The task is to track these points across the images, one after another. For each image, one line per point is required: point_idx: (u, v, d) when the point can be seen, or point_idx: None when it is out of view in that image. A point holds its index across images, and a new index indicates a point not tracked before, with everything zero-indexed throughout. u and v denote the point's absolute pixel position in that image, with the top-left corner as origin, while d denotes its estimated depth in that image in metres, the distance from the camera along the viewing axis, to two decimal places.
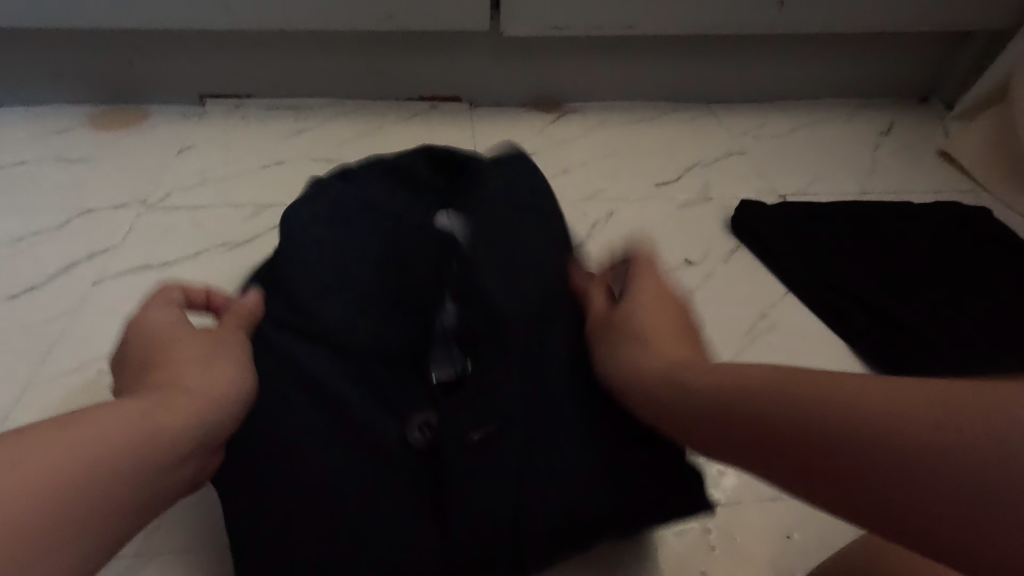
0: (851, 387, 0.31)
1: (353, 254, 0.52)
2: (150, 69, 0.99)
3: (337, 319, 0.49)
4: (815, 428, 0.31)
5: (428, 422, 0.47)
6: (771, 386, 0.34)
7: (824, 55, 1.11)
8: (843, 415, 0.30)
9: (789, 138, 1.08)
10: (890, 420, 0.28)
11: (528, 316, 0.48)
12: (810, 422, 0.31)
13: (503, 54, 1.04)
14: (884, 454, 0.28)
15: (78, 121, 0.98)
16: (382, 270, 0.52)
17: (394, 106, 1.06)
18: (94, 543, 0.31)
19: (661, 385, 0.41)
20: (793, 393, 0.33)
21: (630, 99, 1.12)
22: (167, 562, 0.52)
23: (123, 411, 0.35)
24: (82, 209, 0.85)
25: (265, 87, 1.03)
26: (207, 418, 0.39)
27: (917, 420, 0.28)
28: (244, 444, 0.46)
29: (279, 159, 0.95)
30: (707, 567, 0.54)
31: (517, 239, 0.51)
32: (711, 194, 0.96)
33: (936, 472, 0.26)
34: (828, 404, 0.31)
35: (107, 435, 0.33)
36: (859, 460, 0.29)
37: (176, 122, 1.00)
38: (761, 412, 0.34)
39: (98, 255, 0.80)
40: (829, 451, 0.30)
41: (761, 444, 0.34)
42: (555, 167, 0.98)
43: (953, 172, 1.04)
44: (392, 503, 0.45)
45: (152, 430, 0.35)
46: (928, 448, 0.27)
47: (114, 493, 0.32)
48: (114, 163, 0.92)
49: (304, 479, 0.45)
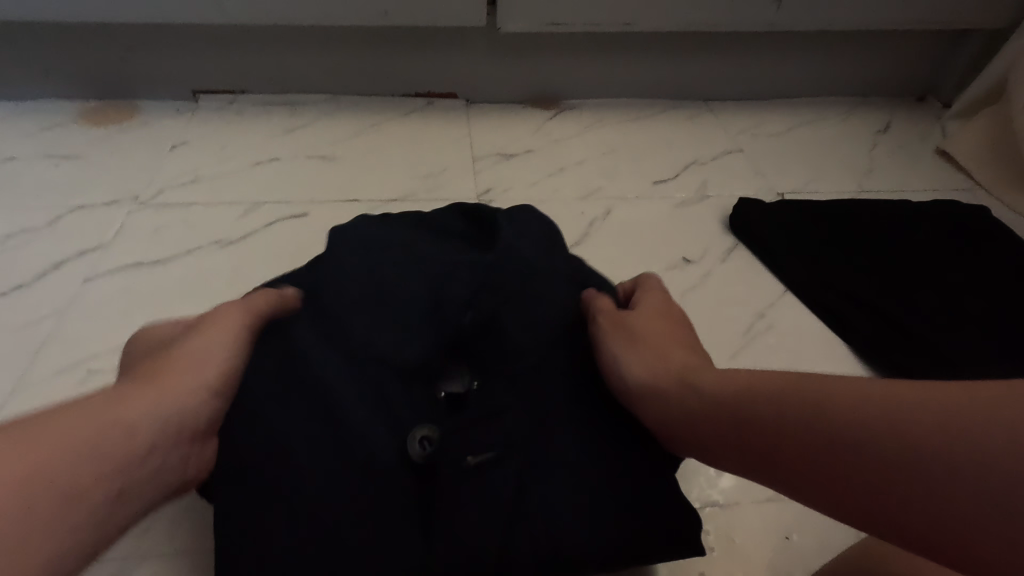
0: (867, 395, 0.33)
1: (376, 255, 0.50)
2: (142, 64, 0.98)
3: (349, 325, 0.47)
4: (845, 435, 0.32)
5: (432, 435, 0.44)
6: (794, 395, 0.36)
7: (822, 53, 1.11)
8: (877, 427, 0.31)
9: (787, 136, 1.08)
10: (907, 429, 0.30)
11: (543, 333, 0.49)
12: (832, 429, 0.33)
13: (500, 50, 1.03)
14: (903, 462, 0.30)
15: (69, 117, 0.97)
16: (404, 270, 0.49)
17: (390, 103, 1.05)
18: (78, 518, 0.34)
19: (687, 402, 0.43)
20: (812, 404, 0.34)
21: (628, 96, 1.11)
22: (160, 565, 0.52)
23: (95, 405, 0.39)
24: (72, 206, 0.84)
25: (259, 83, 1.02)
26: (161, 407, 0.42)
27: (950, 436, 0.29)
28: (234, 446, 0.44)
29: (273, 156, 0.94)
30: (705, 570, 0.54)
31: (540, 257, 0.52)
32: (709, 192, 0.95)
33: (967, 490, 0.27)
34: (844, 414, 0.33)
35: (77, 423, 0.36)
36: (885, 467, 0.30)
37: (169, 118, 0.99)
38: (782, 420, 0.36)
39: (89, 253, 0.79)
40: (847, 458, 0.32)
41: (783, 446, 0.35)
42: (552, 165, 0.97)
43: (950, 171, 1.04)
44: (376, 518, 0.43)
45: (119, 417, 0.39)
46: (945, 453, 0.28)
47: (88, 474, 0.35)
48: (106, 160, 0.90)
49: (299, 487, 0.43)
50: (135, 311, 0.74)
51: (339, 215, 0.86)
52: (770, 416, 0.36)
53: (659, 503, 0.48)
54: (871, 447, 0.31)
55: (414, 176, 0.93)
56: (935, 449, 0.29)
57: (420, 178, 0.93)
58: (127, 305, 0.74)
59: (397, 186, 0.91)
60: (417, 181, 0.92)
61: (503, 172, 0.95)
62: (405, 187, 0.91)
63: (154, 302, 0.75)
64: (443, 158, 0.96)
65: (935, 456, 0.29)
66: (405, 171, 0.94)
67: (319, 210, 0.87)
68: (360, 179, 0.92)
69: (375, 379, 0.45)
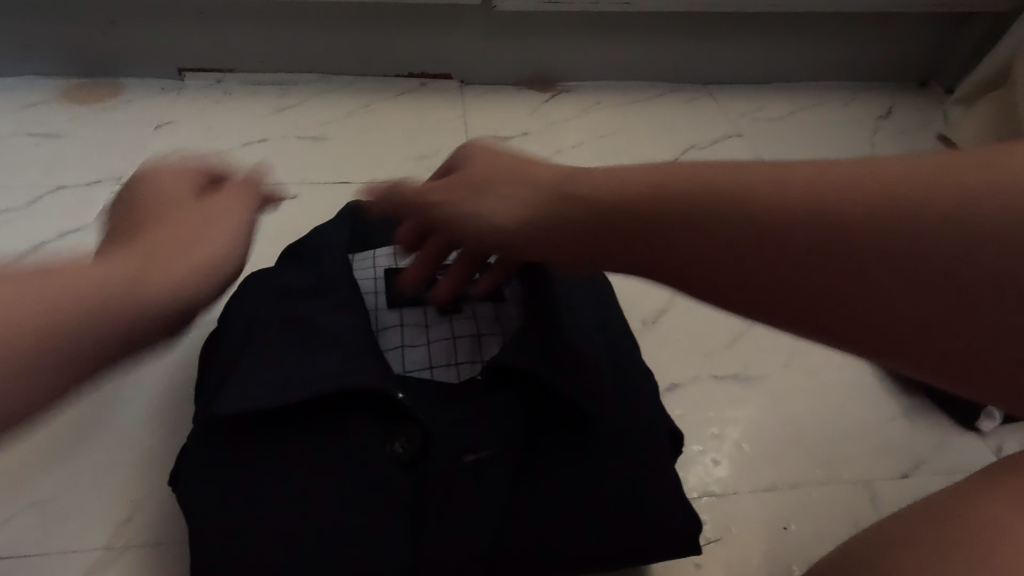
0: (821, 211, 0.29)
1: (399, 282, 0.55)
2: (125, 40, 0.95)
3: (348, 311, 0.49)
4: (799, 243, 0.29)
5: (415, 436, 0.43)
6: (725, 190, 0.32)
7: (825, 34, 1.09)
8: (822, 238, 0.29)
9: (788, 121, 1.06)
10: (890, 223, 0.28)
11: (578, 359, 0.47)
12: (778, 242, 0.30)
13: (497, 29, 1.00)
14: (899, 269, 0.27)
15: (49, 95, 0.94)
16: (423, 304, 0.53)
17: (383, 83, 1.02)
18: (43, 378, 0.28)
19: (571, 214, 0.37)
20: (748, 215, 0.31)
21: (626, 79, 1.09)
22: (141, 554, 0.50)
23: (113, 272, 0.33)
24: (53, 186, 0.82)
25: (247, 61, 0.99)
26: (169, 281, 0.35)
27: (904, 205, 0.28)
28: (218, 463, 0.43)
29: (262, 136, 0.91)
30: (701, 560, 0.53)
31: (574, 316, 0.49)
32: (709, 176, 0.94)
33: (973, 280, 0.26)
34: (806, 218, 0.29)
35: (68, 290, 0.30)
36: (880, 281, 0.28)
37: (154, 96, 0.96)
38: (724, 246, 0.32)
39: (72, 234, 0.77)
40: (848, 279, 0.28)
41: (740, 281, 0.32)
42: (548, 148, 0.95)
43: (952, 157, 1.03)
44: (369, 512, 0.42)
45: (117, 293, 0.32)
46: (944, 253, 0.27)
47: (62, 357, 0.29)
48: (88, 139, 0.88)
49: (286, 490, 0.42)
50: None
51: (328, 197, 0.84)
52: (714, 223, 0.32)
53: (659, 499, 0.45)
54: (865, 259, 0.28)
55: (408, 158, 0.90)
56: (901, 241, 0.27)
57: (413, 160, 0.90)
58: None
59: (389, 167, 0.89)
60: (411, 162, 0.90)
61: None
62: (397, 170, 0.89)
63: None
64: (438, 140, 0.94)
65: (898, 245, 0.27)
66: (398, 151, 0.91)
67: (309, 192, 0.84)
68: (351, 161, 0.89)
69: (376, 372, 0.44)
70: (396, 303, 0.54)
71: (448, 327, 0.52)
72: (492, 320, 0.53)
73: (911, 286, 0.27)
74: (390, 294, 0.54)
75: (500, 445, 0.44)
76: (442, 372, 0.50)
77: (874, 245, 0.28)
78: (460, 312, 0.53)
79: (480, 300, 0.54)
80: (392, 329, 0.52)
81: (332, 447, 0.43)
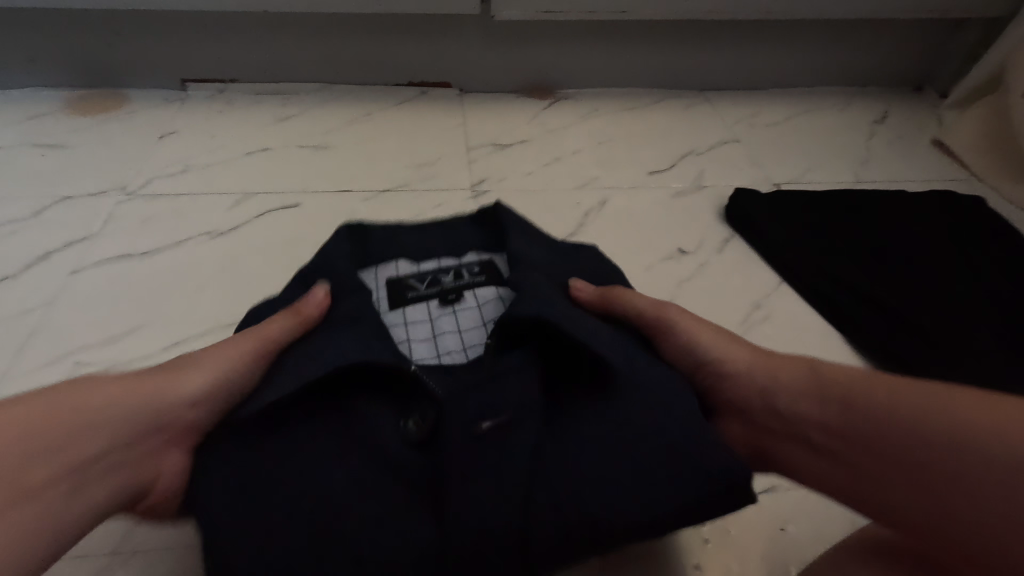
0: (900, 401, 0.39)
1: (398, 283, 0.58)
2: (129, 53, 0.96)
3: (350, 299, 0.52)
4: (872, 428, 0.39)
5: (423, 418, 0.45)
6: (846, 394, 0.42)
7: (820, 41, 1.10)
8: (891, 421, 0.38)
9: (784, 126, 1.07)
10: (949, 439, 0.36)
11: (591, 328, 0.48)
12: (875, 420, 0.39)
13: (496, 38, 1.01)
14: (958, 483, 0.35)
15: (54, 107, 0.95)
16: (423, 303, 0.56)
17: (384, 92, 1.04)
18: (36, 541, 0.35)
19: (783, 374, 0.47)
20: (871, 401, 0.40)
21: (624, 86, 1.10)
22: (148, 560, 0.51)
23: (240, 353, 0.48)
24: (60, 196, 0.83)
25: (248, 71, 1.00)
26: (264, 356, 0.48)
27: (955, 420, 0.36)
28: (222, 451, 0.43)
29: (264, 145, 0.92)
30: (701, 563, 0.53)
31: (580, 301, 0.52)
32: (706, 182, 0.95)
33: (983, 497, 0.34)
34: (908, 420, 0.38)
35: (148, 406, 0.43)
36: (950, 467, 0.35)
37: (157, 107, 0.97)
38: (866, 420, 0.40)
39: (77, 244, 0.78)
40: (910, 456, 0.37)
41: (860, 444, 0.40)
42: (547, 155, 0.96)
43: (947, 161, 1.04)
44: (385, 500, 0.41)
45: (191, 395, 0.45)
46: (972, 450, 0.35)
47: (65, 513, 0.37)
48: (93, 149, 0.89)
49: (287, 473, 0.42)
50: (127, 320, 0.71)
51: (331, 205, 0.85)
52: (813, 408, 0.43)
53: (691, 459, 0.42)
54: (930, 463, 0.36)
55: (408, 165, 0.92)
56: (963, 440, 0.35)
57: (413, 167, 0.91)
58: (124, 302, 0.73)
59: (390, 175, 0.90)
60: (411, 169, 0.91)
61: (498, 161, 0.94)
62: (398, 177, 0.90)
63: (146, 308, 0.72)
64: (437, 147, 0.95)
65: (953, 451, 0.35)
66: (399, 159, 0.93)
67: (312, 200, 0.85)
68: (352, 168, 0.91)
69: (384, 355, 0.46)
70: (401, 303, 0.56)
71: (453, 320, 0.55)
72: (493, 306, 0.56)
73: (961, 483, 0.35)
74: (394, 297, 0.56)
75: (514, 408, 0.42)
76: (452, 360, 0.52)
77: (940, 455, 0.36)
78: (463, 303, 0.56)
79: (482, 289, 0.57)
80: (400, 327, 0.54)
81: (346, 428, 0.44)
